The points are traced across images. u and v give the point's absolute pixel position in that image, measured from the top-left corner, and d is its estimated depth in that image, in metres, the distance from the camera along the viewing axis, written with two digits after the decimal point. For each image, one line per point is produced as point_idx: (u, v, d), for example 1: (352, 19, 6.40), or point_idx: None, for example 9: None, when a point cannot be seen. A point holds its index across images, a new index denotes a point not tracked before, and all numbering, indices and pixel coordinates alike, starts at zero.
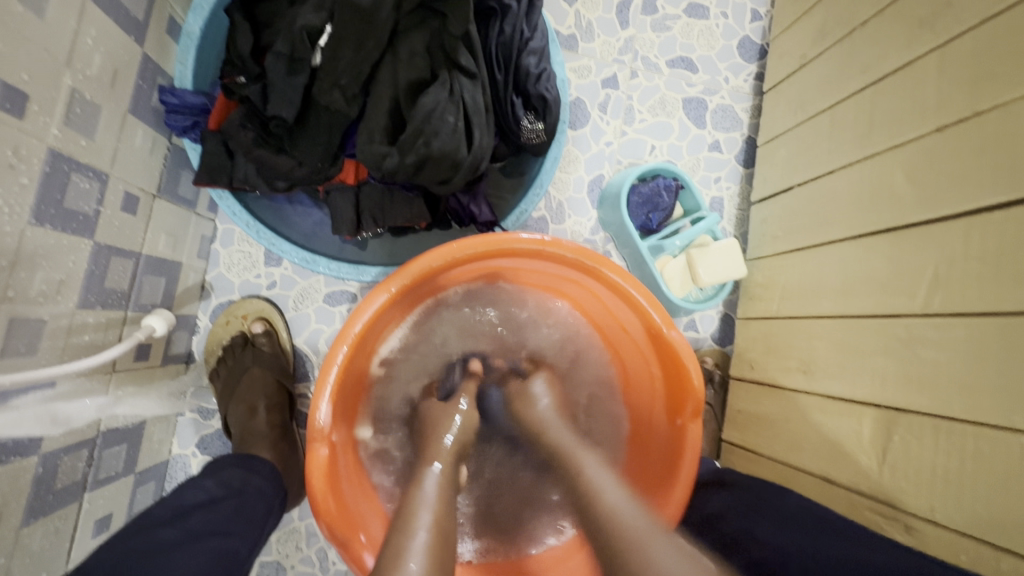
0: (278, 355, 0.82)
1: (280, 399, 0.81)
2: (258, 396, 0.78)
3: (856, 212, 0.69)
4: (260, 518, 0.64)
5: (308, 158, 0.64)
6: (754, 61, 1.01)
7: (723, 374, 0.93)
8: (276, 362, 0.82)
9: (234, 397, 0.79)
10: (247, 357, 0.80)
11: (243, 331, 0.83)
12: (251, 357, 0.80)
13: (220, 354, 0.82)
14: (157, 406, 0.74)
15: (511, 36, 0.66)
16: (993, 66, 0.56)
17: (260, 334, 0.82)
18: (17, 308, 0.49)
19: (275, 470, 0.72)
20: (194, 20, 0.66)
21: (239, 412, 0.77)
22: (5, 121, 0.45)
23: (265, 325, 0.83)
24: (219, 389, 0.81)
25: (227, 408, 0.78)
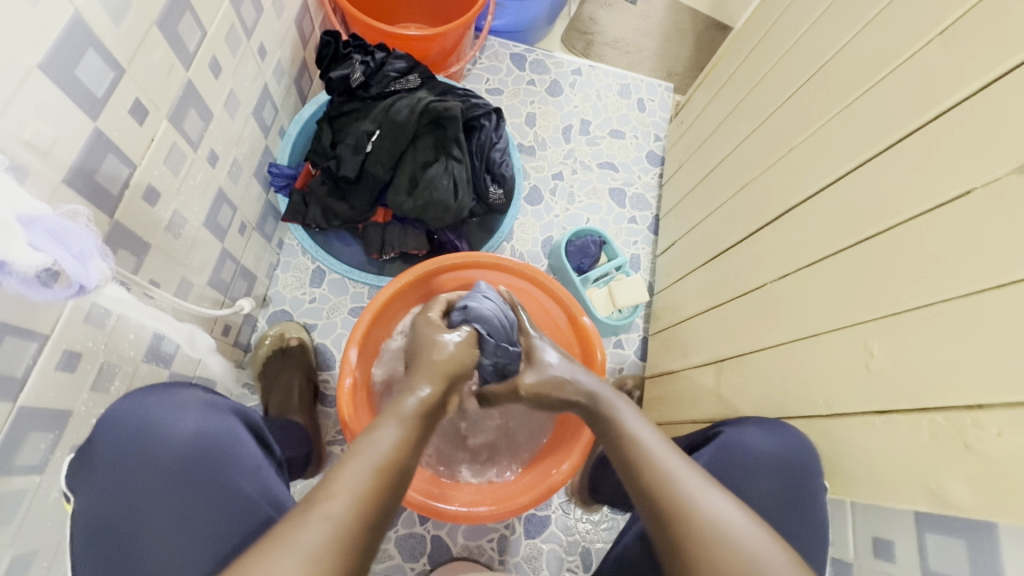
0: (306, 360, 1.12)
1: (308, 389, 1.08)
2: (292, 388, 1.06)
3: (704, 249, 1.08)
4: (299, 443, 0.93)
5: (358, 203, 1.06)
6: (658, 166, 1.48)
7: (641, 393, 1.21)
8: (307, 365, 1.11)
9: (274, 388, 1.06)
10: (287, 356, 1.10)
11: (281, 343, 1.12)
12: (287, 359, 1.09)
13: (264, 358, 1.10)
14: (225, 377, 1.02)
15: (485, 141, 1.10)
16: (751, 158, 0.98)
17: (295, 345, 1.12)
18: (186, 272, 0.85)
19: (305, 433, 0.98)
20: (294, 127, 1.09)
21: (279, 397, 1.04)
22: (207, 169, 0.84)
23: (298, 338, 1.13)
24: (263, 383, 1.09)
25: (269, 394, 1.05)
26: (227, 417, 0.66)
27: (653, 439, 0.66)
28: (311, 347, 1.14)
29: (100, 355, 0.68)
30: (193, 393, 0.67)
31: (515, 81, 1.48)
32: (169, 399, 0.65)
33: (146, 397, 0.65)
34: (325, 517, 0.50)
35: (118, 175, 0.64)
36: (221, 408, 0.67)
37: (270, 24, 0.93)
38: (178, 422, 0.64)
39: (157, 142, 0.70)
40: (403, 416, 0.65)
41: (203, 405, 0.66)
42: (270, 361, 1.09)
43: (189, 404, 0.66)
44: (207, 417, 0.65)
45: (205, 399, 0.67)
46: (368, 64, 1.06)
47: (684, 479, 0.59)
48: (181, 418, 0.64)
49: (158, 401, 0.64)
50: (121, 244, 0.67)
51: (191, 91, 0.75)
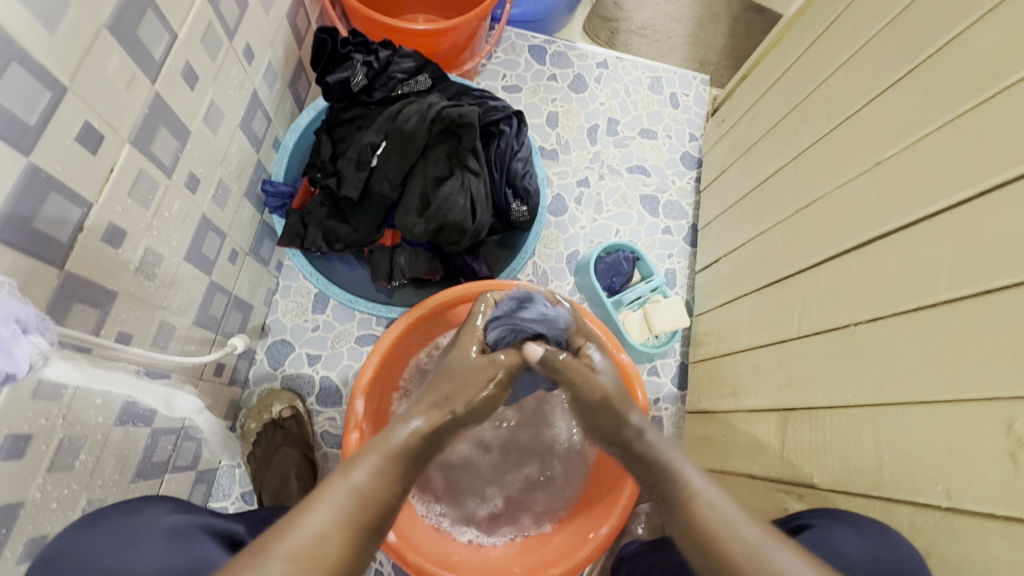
0: (302, 433, 1.00)
1: (307, 467, 0.97)
2: (289, 468, 0.95)
3: (759, 272, 0.94)
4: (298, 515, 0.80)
5: (362, 226, 0.93)
6: (694, 169, 1.33)
7: None
8: (304, 439, 1.00)
9: (267, 471, 0.94)
10: (282, 432, 0.98)
11: (273, 418, 1.00)
12: (281, 436, 0.98)
13: (255, 438, 0.98)
14: (215, 436, 0.89)
15: (505, 150, 0.97)
16: (819, 169, 0.84)
17: (288, 418, 1.00)
18: (166, 315, 0.73)
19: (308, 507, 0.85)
20: (290, 137, 0.96)
21: (274, 483, 0.93)
22: (187, 195, 0.72)
23: (292, 410, 1.01)
24: (253, 468, 0.96)
25: (263, 478, 0.93)
26: (196, 546, 0.57)
27: (733, 512, 0.58)
28: (307, 419, 1.03)
29: (59, 431, 0.57)
30: (154, 513, 0.59)
31: (535, 77, 1.34)
32: (125, 529, 0.56)
33: (102, 522, 0.56)
34: (289, 548, 0.49)
35: (68, 217, 0.53)
36: (185, 534, 0.58)
37: (257, 21, 0.81)
38: (137, 559, 0.54)
39: (118, 172, 0.58)
40: (346, 490, 0.55)
41: (166, 534, 0.57)
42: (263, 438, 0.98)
43: (149, 534, 0.56)
44: (171, 547, 0.56)
45: (167, 526, 0.58)
46: (370, 64, 0.92)
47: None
48: (141, 553, 0.54)
49: (110, 538, 0.55)
50: (76, 298, 0.56)
51: (160, 106, 0.63)
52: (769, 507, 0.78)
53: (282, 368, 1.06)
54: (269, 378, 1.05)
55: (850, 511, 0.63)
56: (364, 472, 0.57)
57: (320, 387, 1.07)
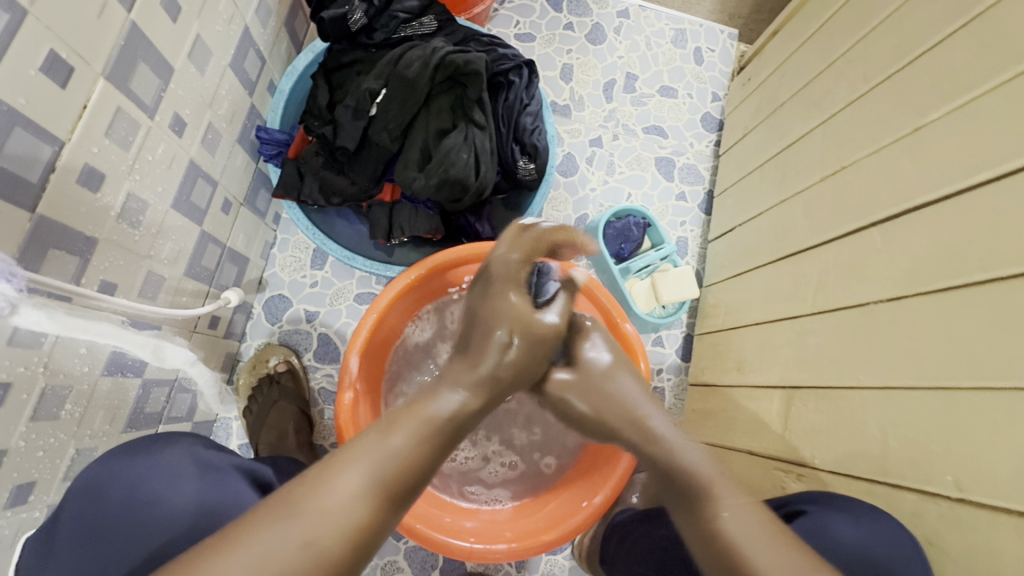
0: (298, 389, 0.99)
1: (304, 423, 0.97)
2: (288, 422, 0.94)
3: (776, 243, 0.89)
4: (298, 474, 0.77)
5: (359, 179, 0.89)
6: (714, 132, 1.26)
7: None
8: (299, 395, 0.99)
9: (264, 425, 0.93)
10: (277, 386, 0.97)
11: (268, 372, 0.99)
12: (277, 391, 0.97)
13: (250, 393, 0.97)
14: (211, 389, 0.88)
15: (513, 102, 0.91)
16: (850, 133, 0.77)
17: (284, 373, 0.99)
18: (153, 266, 0.71)
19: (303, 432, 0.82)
20: (286, 81, 0.90)
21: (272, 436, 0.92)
22: (172, 138, 0.68)
23: (286, 364, 1.00)
24: (249, 423, 0.95)
25: (260, 432, 0.92)
26: (226, 476, 0.60)
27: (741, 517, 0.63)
28: (303, 374, 1.02)
29: (40, 380, 0.56)
30: (183, 446, 0.61)
31: (549, 24, 1.25)
32: (155, 463, 0.58)
33: (122, 454, 0.58)
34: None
35: (37, 156, 0.49)
36: (217, 468, 0.61)
37: None
38: (170, 490, 0.57)
39: (93, 109, 0.54)
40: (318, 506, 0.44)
41: (199, 465, 0.60)
42: (258, 393, 0.97)
43: (180, 467, 0.59)
44: (201, 483, 0.58)
45: (200, 460, 0.60)
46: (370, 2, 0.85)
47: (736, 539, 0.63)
48: (173, 488, 0.57)
49: (144, 466, 0.58)
50: (52, 244, 0.53)
51: (138, 38, 0.58)
52: (765, 483, 0.77)
53: (280, 323, 1.05)
54: (265, 333, 1.04)
55: (852, 495, 0.61)
56: (359, 481, 0.46)
57: (317, 344, 1.05)
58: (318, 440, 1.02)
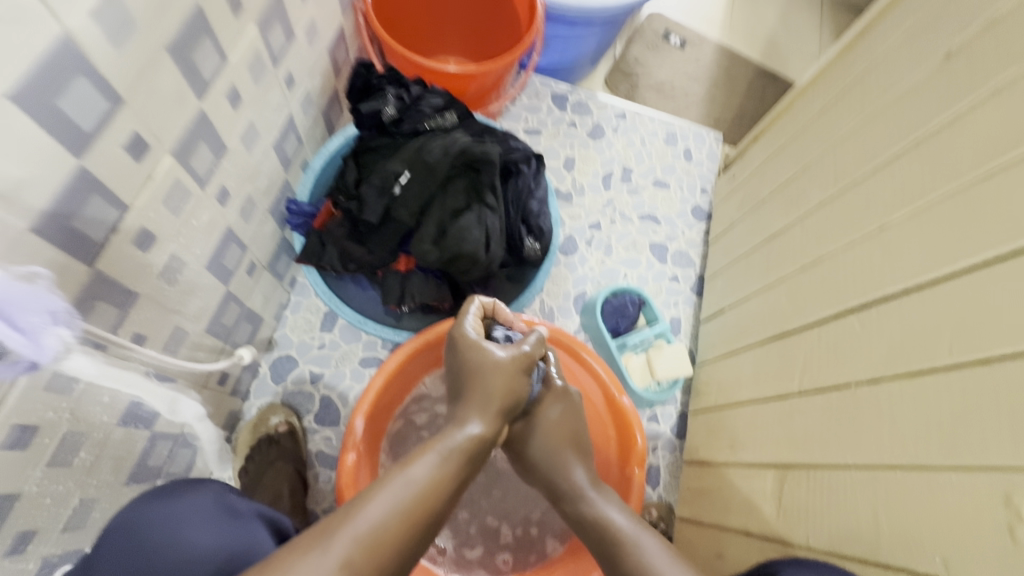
0: (296, 450, 1.01)
1: (299, 485, 0.97)
2: (283, 484, 0.95)
3: (762, 326, 0.95)
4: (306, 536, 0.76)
5: (377, 249, 0.96)
6: (703, 221, 1.37)
7: (665, 528, 1.05)
8: (297, 456, 1.00)
9: (260, 486, 0.94)
10: (277, 446, 0.98)
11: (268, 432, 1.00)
12: (276, 451, 0.98)
13: (248, 453, 0.97)
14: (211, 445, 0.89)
15: (522, 188, 1.01)
16: (824, 230, 0.86)
17: (284, 433, 1.01)
18: (180, 322, 0.75)
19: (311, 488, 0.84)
20: (318, 160, 1.00)
21: (267, 498, 0.92)
22: (215, 206, 0.75)
23: (288, 425, 1.02)
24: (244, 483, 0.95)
25: (255, 493, 0.92)
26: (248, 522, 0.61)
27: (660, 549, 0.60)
28: (302, 436, 1.03)
29: (63, 426, 0.58)
30: (208, 493, 0.62)
31: (555, 122, 1.40)
32: (181, 509, 0.59)
33: (152, 500, 0.59)
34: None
35: (106, 219, 0.55)
36: (238, 513, 0.62)
37: (300, 52, 0.86)
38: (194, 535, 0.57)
39: (157, 182, 0.61)
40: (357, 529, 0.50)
41: (221, 510, 0.61)
42: (257, 451, 0.98)
43: (204, 513, 0.60)
44: (223, 530, 0.59)
45: (221, 503, 0.62)
46: (401, 98, 0.97)
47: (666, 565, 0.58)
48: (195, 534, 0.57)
49: (170, 514, 0.58)
50: (100, 297, 0.58)
51: (204, 123, 0.67)
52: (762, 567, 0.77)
53: (284, 383, 1.07)
54: (269, 392, 1.06)
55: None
56: (389, 505, 0.53)
57: (319, 406, 1.07)
58: (310, 505, 1.01)
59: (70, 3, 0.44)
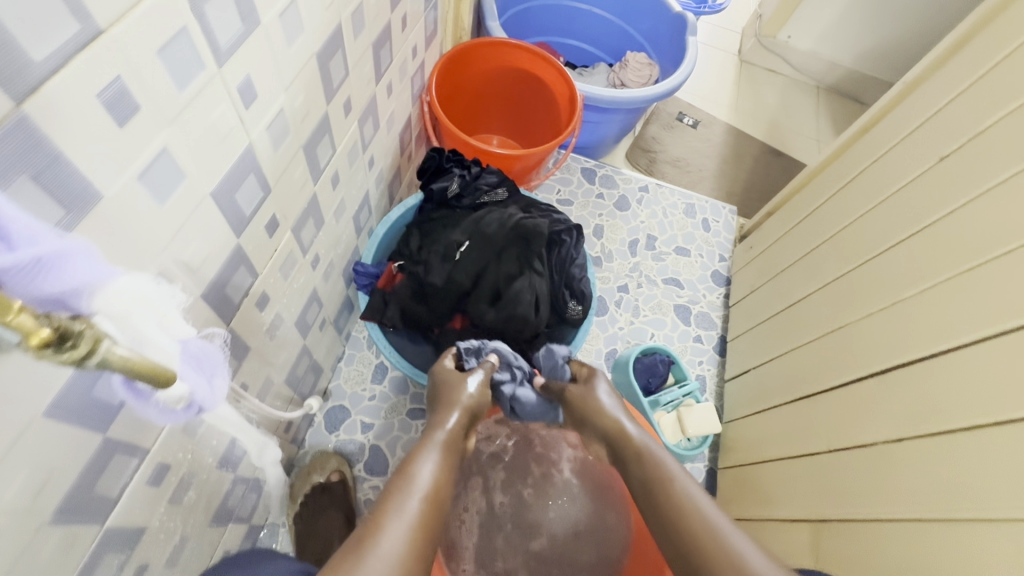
0: (347, 497, 1.06)
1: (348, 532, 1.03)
2: (335, 533, 1.01)
3: (787, 386, 1.04)
4: None
5: (436, 309, 1.06)
6: (723, 286, 1.48)
7: None
8: (348, 504, 1.05)
9: (313, 533, 1.01)
10: (329, 495, 1.04)
11: (320, 480, 1.05)
12: (328, 499, 1.03)
13: (302, 500, 1.03)
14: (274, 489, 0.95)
15: (565, 257, 1.12)
16: (842, 301, 0.96)
17: (336, 482, 1.05)
18: (270, 373, 0.83)
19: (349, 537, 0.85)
20: (382, 227, 1.12)
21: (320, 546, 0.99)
22: (309, 271, 0.86)
23: (339, 473, 1.07)
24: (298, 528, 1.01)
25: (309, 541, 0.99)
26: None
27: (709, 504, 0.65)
28: (352, 484, 1.08)
29: (184, 466, 0.65)
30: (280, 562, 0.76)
31: (585, 193, 1.54)
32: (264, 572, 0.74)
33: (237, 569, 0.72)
34: None
35: (244, 285, 0.65)
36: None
37: (381, 138, 1.00)
38: None
39: (278, 253, 0.72)
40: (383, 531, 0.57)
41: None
42: (309, 500, 1.03)
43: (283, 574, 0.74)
44: None
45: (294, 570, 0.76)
46: (463, 177, 1.11)
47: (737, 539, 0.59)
48: None
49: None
50: (228, 351, 0.67)
51: (314, 202, 0.79)
52: None
53: (337, 433, 1.14)
54: (322, 440, 1.12)
55: None
56: (412, 500, 0.61)
57: (369, 455, 1.13)
58: None
59: (256, 122, 0.56)
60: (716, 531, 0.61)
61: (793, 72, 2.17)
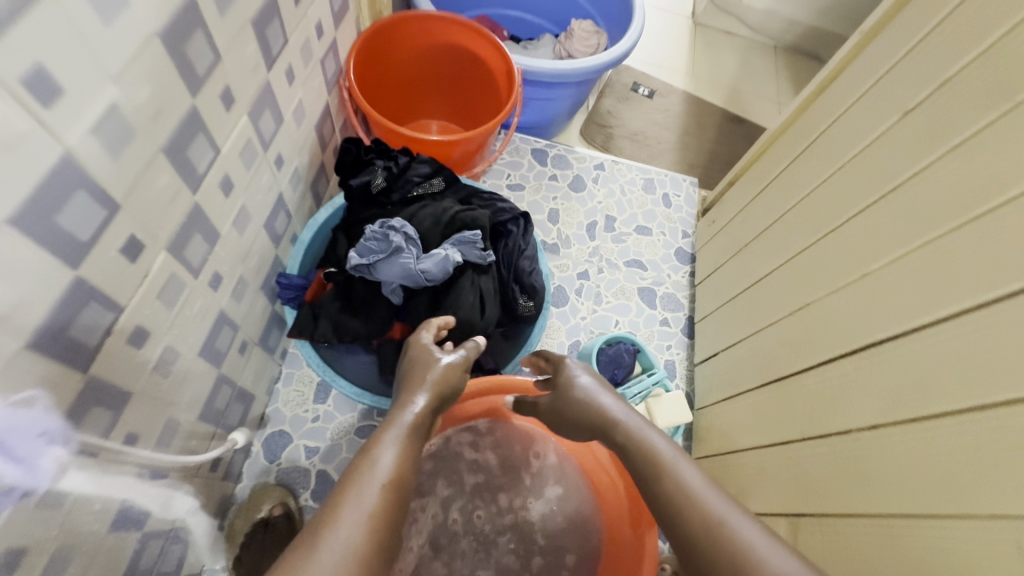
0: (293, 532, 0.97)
1: None
2: None
3: (758, 369, 0.97)
4: None
5: (372, 320, 0.96)
6: (688, 264, 1.40)
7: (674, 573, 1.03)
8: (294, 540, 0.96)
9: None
10: (272, 532, 0.95)
11: (262, 516, 0.96)
12: (271, 538, 0.94)
13: (243, 540, 0.93)
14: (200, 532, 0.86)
15: (512, 249, 1.03)
16: (810, 277, 0.89)
17: (279, 516, 0.97)
18: (172, 414, 0.73)
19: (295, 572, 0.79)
20: (306, 233, 1.00)
21: None
22: (209, 293, 0.75)
23: (283, 507, 0.98)
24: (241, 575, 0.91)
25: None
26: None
27: (730, 510, 0.58)
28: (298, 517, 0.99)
29: (51, 545, 0.54)
30: None
31: (537, 176, 1.44)
32: None
33: None
34: None
35: (101, 323, 0.54)
36: None
37: (289, 133, 0.88)
38: None
39: (151, 279, 0.61)
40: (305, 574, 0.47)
41: None
42: (250, 540, 0.94)
43: None
44: None
45: None
46: (390, 169, 0.99)
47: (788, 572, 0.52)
48: None
49: None
50: (94, 401, 0.56)
51: (198, 215, 0.67)
52: None
53: (278, 461, 1.03)
54: (262, 471, 1.02)
55: None
56: (374, 490, 0.55)
57: (315, 482, 1.03)
58: None
59: (70, 124, 0.45)
60: (767, 568, 0.52)
61: (749, 33, 2.09)
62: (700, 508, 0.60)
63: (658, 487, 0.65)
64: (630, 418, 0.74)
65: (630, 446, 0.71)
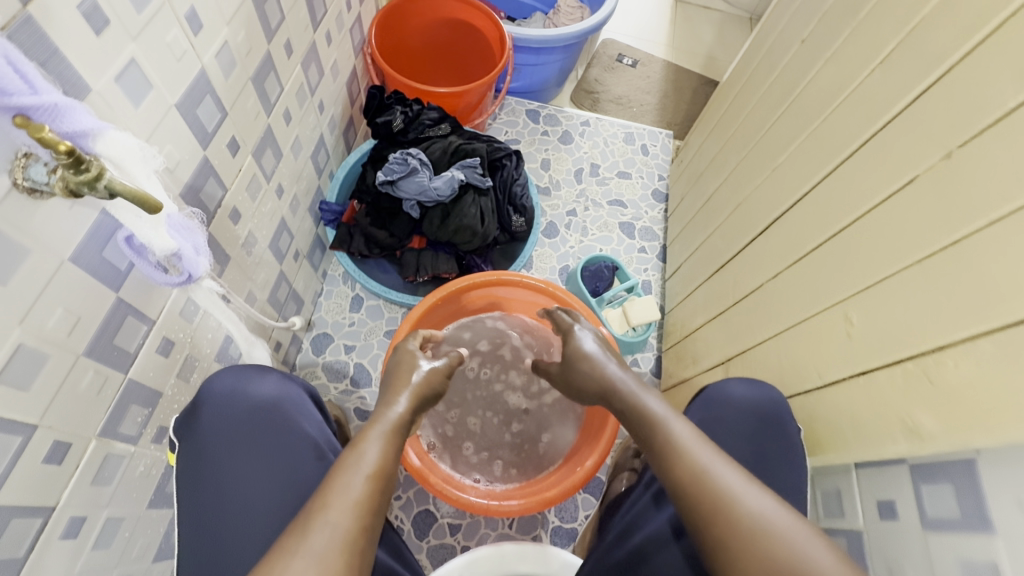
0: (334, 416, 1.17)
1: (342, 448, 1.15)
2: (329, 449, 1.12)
3: (708, 264, 1.21)
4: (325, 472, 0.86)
5: (396, 231, 1.22)
6: (663, 202, 1.62)
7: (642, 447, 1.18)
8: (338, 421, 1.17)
9: None
10: None
11: None
12: None
13: None
14: None
15: (507, 177, 1.27)
16: (743, 184, 1.11)
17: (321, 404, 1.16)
18: (252, 288, 0.98)
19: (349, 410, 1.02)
20: (341, 170, 1.25)
21: None
22: (275, 199, 1.00)
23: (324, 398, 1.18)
24: None
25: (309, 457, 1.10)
26: (220, 373, 0.80)
27: (713, 461, 0.62)
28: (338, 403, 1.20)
29: (185, 349, 0.80)
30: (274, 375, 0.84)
31: (531, 132, 1.68)
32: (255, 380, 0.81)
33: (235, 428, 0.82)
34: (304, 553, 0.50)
35: (216, 195, 0.79)
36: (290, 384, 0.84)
37: (327, 85, 1.13)
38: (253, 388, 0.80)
39: (242, 174, 0.86)
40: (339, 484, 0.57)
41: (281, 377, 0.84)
42: None
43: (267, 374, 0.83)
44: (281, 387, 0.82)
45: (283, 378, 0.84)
46: (406, 114, 1.24)
47: (764, 515, 0.56)
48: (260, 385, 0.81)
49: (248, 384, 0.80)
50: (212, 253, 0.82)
51: (270, 134, 0.92)
52: None
53: (324, 355, 1.29)
54: (312, 363, 1.28)
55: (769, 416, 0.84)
56: (359, 480, 0.59)
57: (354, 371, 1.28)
58: None
59: (206, 47, 0.70)
60: (759, 520, 0.55)
61: (726, 7, 2.30)
62: (685, 458, 0.64)
63: (652, 438, 0.70)
64: (627, 384, 0.79)
65: (627, 407, 0.76)
